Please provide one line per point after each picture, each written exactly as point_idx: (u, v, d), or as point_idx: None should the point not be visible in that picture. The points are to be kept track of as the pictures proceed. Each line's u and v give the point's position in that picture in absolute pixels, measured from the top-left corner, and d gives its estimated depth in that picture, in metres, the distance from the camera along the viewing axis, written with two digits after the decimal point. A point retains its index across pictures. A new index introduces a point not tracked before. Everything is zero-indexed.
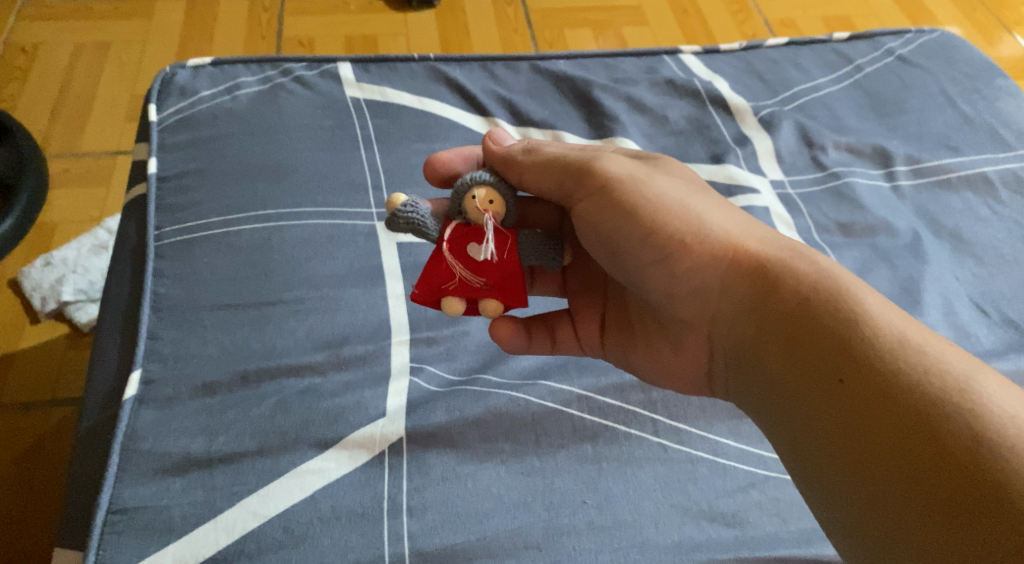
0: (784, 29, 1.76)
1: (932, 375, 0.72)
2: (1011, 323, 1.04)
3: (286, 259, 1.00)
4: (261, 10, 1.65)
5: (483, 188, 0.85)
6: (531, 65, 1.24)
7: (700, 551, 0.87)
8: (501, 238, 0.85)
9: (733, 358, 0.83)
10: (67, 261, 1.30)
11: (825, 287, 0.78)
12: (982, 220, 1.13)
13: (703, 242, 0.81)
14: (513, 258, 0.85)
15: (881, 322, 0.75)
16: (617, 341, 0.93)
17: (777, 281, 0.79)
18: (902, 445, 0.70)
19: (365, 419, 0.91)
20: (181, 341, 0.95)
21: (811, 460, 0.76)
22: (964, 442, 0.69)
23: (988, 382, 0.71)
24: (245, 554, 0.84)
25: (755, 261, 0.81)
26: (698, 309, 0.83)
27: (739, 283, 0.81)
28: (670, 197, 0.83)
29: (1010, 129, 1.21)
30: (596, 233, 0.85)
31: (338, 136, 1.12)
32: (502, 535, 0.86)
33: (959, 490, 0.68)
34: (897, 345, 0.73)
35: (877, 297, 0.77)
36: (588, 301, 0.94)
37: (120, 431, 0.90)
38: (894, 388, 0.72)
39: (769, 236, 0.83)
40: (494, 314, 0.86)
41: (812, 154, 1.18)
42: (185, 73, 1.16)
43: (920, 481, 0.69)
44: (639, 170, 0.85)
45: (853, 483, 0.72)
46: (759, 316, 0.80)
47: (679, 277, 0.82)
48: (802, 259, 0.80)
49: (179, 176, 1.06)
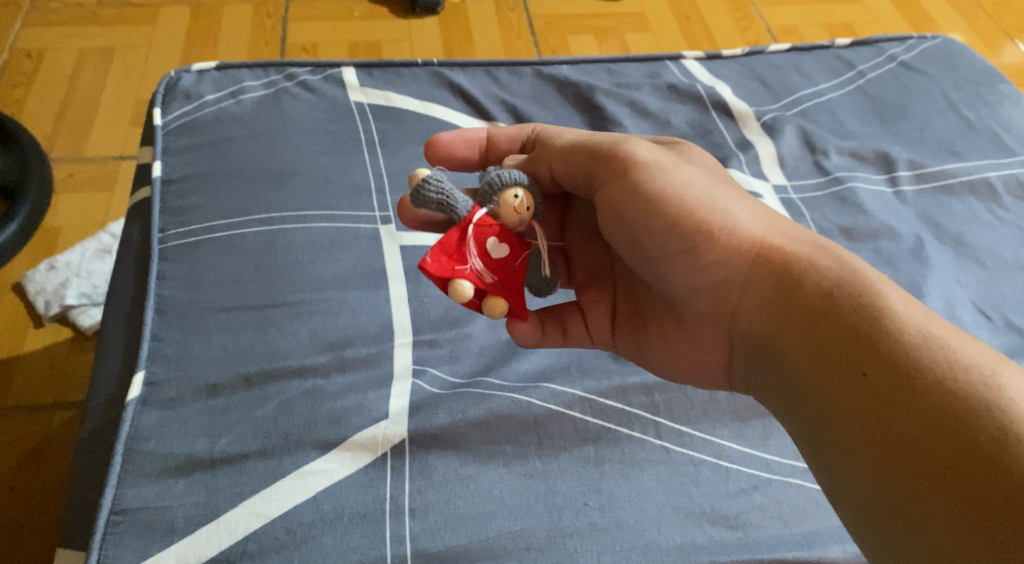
0: (786, 36, 1.77)
1: (956, 369, 0.73)
2: (1013, 327, 1.04)
3: (289, 262, 1.00)
4: (265, 16, 1.66)
5: (523, 192, 0.85)
6: (534, 70, 1.25)
7: (702, 553, 0.87)
8: (518, 247, 0.86)
9: (754, 352, 0.84)
10: (71, 265, 1.30)
11: (849, 283, 0.78)
12: (985, 224, 1.13)
13: (725, 236, 0.83)
14: (523, 270, 0.86)
15: (905, 318, 0.76)
16: (629, 334, 0.93)
17: (798, 274, 0.80)
18: (924, 438, 0.71)
19: (367, 421, 0.91)
20: (185, 342, 0.95)
21: (832, 452, 0.76)
22: (991, 436, 0.70)
23: (1012, 376, 0.72)
24: (248, 555, 0.84)
25: (780, 257, 0.82)
26: (719, 304, 0.84)
27: (763, 278, 0.82)
28: (696, 187, 0.85)
29: (1011, 134, 1.22)
30: (620, 225, 0.86)
31: (342, 140, 1.12)
32: (504, 537, 0.86)
33: (981, 482, 0.69)
34: (920, 341, 0.74)
35: (900, 292, 0.78)
36: (599, 296, 0.94)
37: (123, 432, 0.90)
38: (918, 382, 0.73)
39: (793, 230, 0.84)
40: (497, 315, 0.84)
41: (815, 159, 1.18)
42: (190, 77, 1.17)
43: (945, 474, 0.70)
44: (666, 158, 0.87)
45: (873, 474, 0.73)
46: (781, 311, 0.80)
47: (699, 270, 0.83)
48: (824, 254, 0.81)
49: (183, 179, 1.06)
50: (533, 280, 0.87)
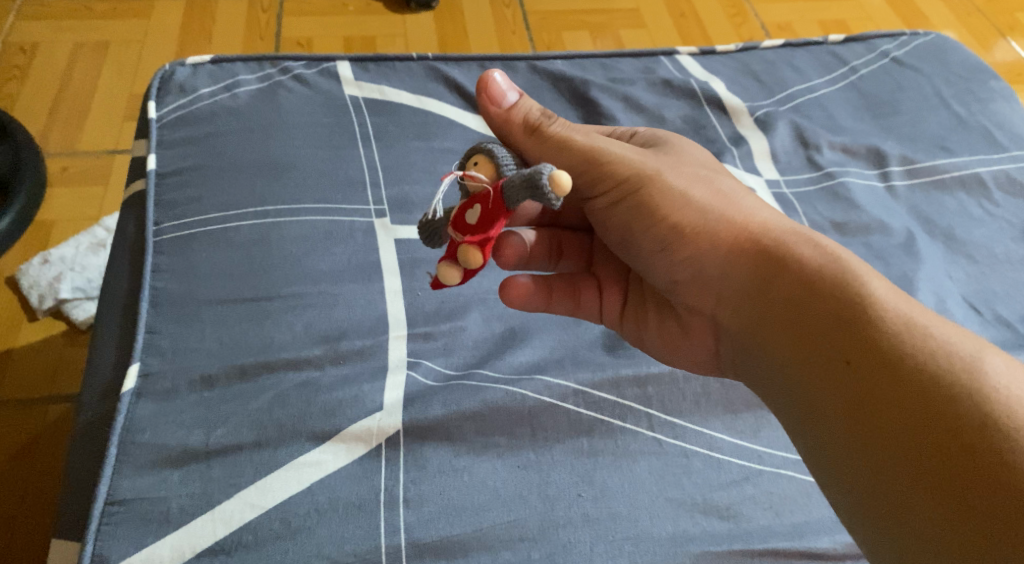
0: (781, 32, 1.78)
1: (939, 355, 0.74)
2: (1003, 321, 1.05)
3: (284, 254, 1.01)
4: (260, 10, 1.66)
5: (473, 156, 0.82)
6: (529, 64, 1.25)
7: (694, 543, 0.88)
8: (483, 189, 0.79)
9: (741, 338, 0.85)
10: (65, 258, 1.30)
11: (830, 270, 0.80)
12: (975, 220, 1.14)
13: (711, 227, 0.84)
14: (501, 202, 0.78)
15: (886, 305, 0.77)
16: (634, 318, 0.94)
17: (783, 263, 0.82)
18: (906, 422, 0.72)
19: (362, 412, 0.91)
20: (180, 335, 0.95)
21: (817, 437, 0.77)
22: (973, 421, 0.71)
23: (995, 362, 0.73)
24: (243, 546, 0.85)
25: (764, 247, 0.83)
26: (705, 292, 0.86)
27: (746, 268, 0.83)
28: (681, 186, 0.86)
29: (1002, 130, 1.23)
30: (609, 220, 0.88)
31: (336, 134, 1.12)
32: (497, 528, 0.87)
33: (962, 465, 0.70)
34: (903, 328, 0.76)
35: (882, 280, 0.79)
36: (613, 275, 0.95)
37: (118, 424, 0.90)
38: (900, 368, 0.74)
39: (780, 222, 0.85)
40: (479, 259, 0.78)
41: (808, 154, 1.19)
42: (184, 70, 1.17)
43: (930, 463, 0.71)
44: (649, 164, 0.86)
45: (857, 459, 0.74)
46: (767, 299, 0.82)
47: (685, 262, 0.86)
48: (807, 243, 0.83)
49: (178, 172, 1.07)
50: (513, 195, 0.77)
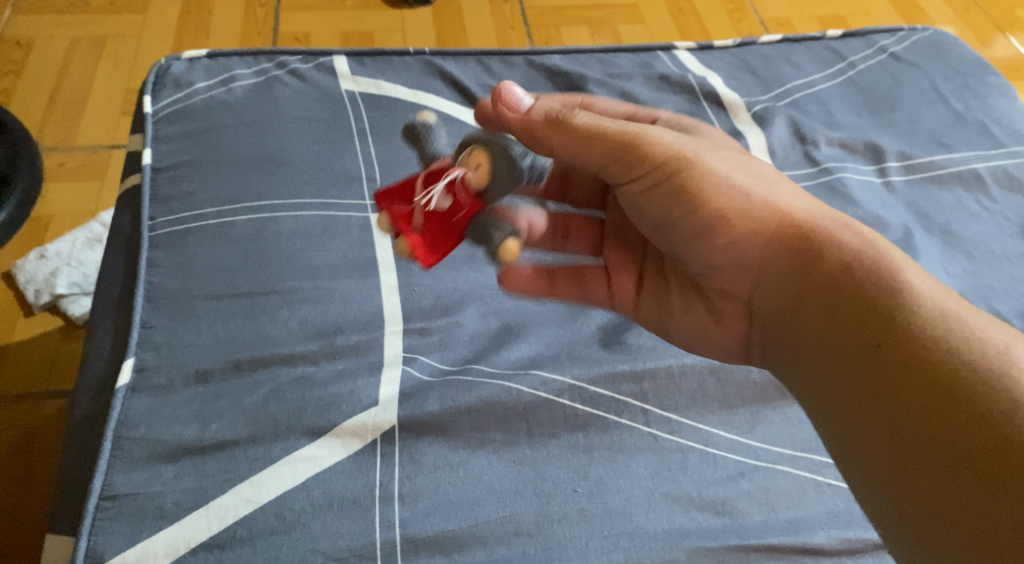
0: (779, 27, 1.77)
1: (973, 343, 0.73)
2: (1000, 316, 1.05)
3: (280, 250, 1.00)
4: (257, 4, 1.66)
5: (478, 153, 0.80)
6: (525, 60, 1.25)
7: (689, 539, 0.88)
8: (458, 203, 0.82)
9: (772, 324, 0.84)
10: (61, 253, 1.29)
11: (867, 258, 0.79)
12: (973, 215, 1.13)
13: (751, 213, 0.82)
14: (459, 228, 0.82)
15: (922, 293, 0.76)
16: (653, 297, 0.92)
17: (820, 250, 0.80)
18: (939, 409, 0.72)
19: (357, 408, 0.91)
20: (175, 330, 0.95)
21: (847, 423, 0.77)
22: (1007, 408, 0.70)
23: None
24: (238, 540, 0.84)
25: (802, 234, 0.81)
26: (740, 278, 0.84)
27: (783, 255, 0.82)
28: (722, 170, 0.83)
29: (1000, 126, 1.23)
30: (643, 203, 0.85)
31: (332, 128, 1.12)
32: (492, 523, 0.87)
33: (996, 451, 0.69)
34: (937, 316, 0.75)
35: (917, 270, 0.79)
36: (623, 259, 0.94)
37: (112, 419, 0.89)
38: (933, 356, 0.73)
39: (817, 209, 0.84)
40: (408, 259, 0.83)
41: (805, 149, 1.18)
42: (180, 65, 1.17)
43: (962, 449, 0.70)
44: (687, 146, 0.84)
45: (888, 444, 0.73)
46: (803, 286, 0.81)
47: (723, 247, 0.83)
48: (845, 230, 0.81)
49: (173, 167, 1.06)
50: (472, 232, 0.82)
